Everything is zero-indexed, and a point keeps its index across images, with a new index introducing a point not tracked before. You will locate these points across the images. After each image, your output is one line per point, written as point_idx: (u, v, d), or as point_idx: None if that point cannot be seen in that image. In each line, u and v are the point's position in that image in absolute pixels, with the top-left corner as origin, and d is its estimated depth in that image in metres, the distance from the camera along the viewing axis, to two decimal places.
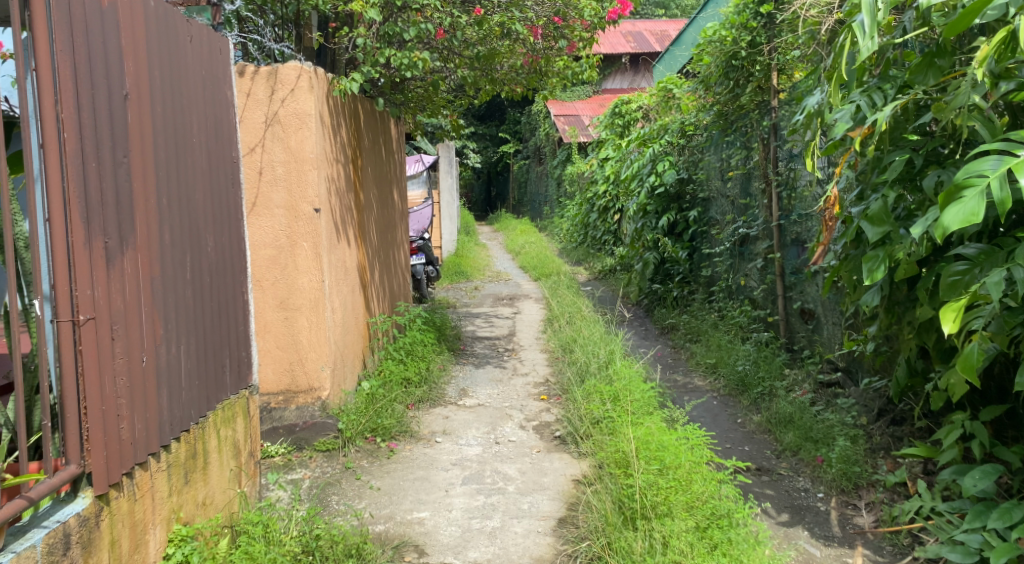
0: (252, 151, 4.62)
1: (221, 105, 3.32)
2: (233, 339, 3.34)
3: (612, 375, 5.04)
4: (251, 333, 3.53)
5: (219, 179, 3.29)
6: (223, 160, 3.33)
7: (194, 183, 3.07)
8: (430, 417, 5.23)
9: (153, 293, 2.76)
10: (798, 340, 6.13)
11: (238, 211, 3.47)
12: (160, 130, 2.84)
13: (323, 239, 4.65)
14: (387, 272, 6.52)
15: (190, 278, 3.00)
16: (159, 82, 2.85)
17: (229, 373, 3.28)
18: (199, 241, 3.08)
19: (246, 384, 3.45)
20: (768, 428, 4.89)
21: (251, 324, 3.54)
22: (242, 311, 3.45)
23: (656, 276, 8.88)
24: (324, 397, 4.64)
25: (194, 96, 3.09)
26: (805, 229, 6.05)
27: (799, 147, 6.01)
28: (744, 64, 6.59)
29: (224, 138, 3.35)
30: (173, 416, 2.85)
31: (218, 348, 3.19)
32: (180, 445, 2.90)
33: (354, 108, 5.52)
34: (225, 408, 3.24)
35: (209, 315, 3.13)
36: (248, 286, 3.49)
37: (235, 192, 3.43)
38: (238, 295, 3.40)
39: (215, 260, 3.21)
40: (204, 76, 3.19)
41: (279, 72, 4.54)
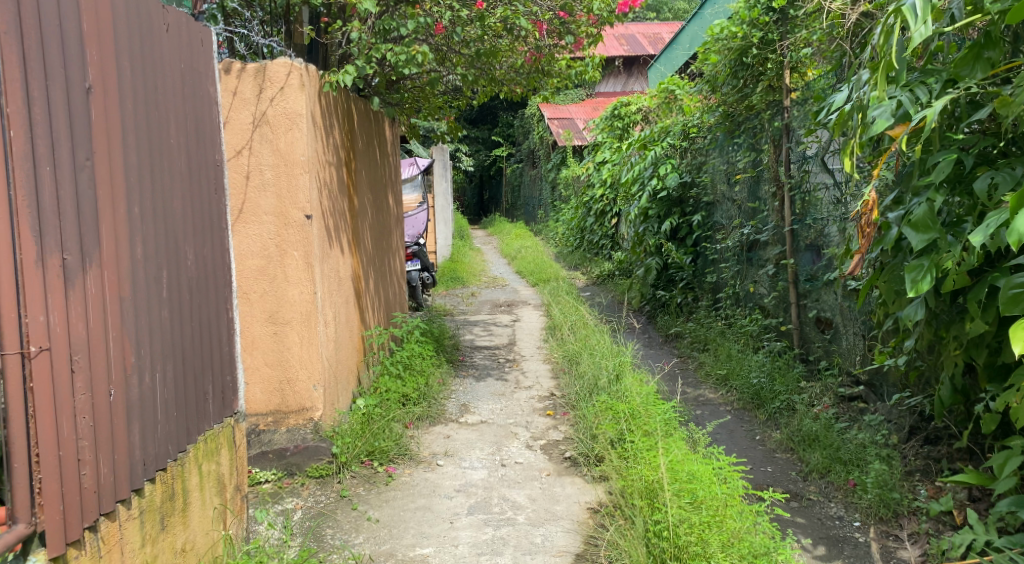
0: (239, 154, 4.30)
1: (203, 102, 3.00)
2: (217, 362, 3.02)
3: (624, 391, 4.72)
4: (238, 354, 3.21)
5: (201, 184, 2.97)
6: (205, 162, 3.01)
7: (172, 189, 2.75)
8: (430, 436, 4.92)
9: (122, 316, 2.44)
10: (813, 351, 5.82)
11: (223, 219, 3.15)
12: (130, 131, 2.53)
13: (315, 247, 4.34)
14: (383, 281, 6.21)
15: (167, 298, 2.69)
16: (129, 76, 2.53)
17: (211, 401, 2.96)
18: (177, 255, 2.76)
19: (232, 411, 3.13)
20: (790, 447, 4.59)
21: (238, 345, 3.22)
22: (228, 330, 3.13)
23: (659, 282, 8.59)
24: (317, 417, 4.32)
25: (171, 92, 2.77)
26: (820, 235, 5.75)
27: (814, 149, 5.72)
28: (755, 62, 6.28)
29: (205, 138, 3.02)
30: (147, 454, 2.53)
31: (200, 374, 2.87)
32: (155, 487, 2.58)
33: (348, 108, 5.21)
34: (208, 440, 2.92)
35: (189, 338, 2.81)
36: (236, 303, 3.17)
37: (218, 197, 3.10)
38: (223, 313, 3.08)
39: (197, 276, 2.90)
40: (183, 69, 2.87)
41: (268, 69, 4.22)
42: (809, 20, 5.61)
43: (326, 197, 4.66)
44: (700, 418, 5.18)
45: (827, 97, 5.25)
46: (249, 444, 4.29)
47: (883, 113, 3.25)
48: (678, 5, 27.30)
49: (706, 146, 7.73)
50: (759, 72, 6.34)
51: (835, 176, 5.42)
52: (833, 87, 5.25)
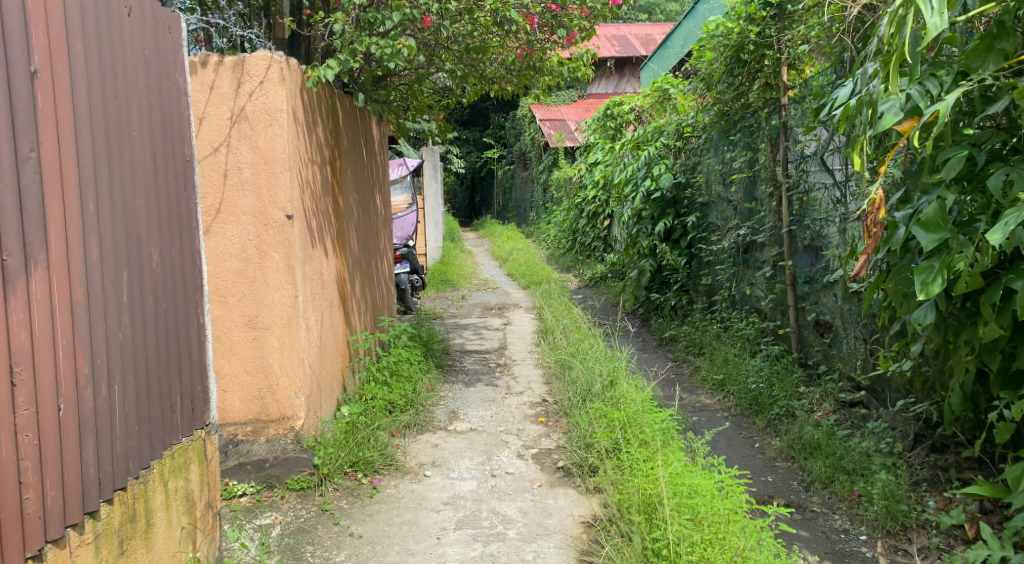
0: (216, 151, 4.12)
1: (171, 92, 2.81)
2: (186, 372, 2.84)
3: (619, 397, 4.55)
4: (210, 362, 3.03)
5: (169, 181, 2.78)
6: (173, 156, 2.82)
7: (135, 186, 2.57)
8: (417, 445, 4.74)
9: (73, 321, 2.27)
10: (813, 354, 5.66)
11: (194, 217, 2.96)
12: (86, 124, 2.35)
13: (296, 249, 4.16)
14: (369, 284, 6.02)
15: (128, 304, 2.51)
16: (83, 62, 2.35)
17: (179, 413, 2.78)
18: (140, 257, 2.58)
19: (203, 423, 2.94)
20: (791, 456, 4.42)
21: (209, 352, 3.04)
22: (199, 337, 2.95)
23: (652, 285, 8.42)
24: (299, 426, 4.13)
25: (134, 80, 2.59)
26: (819, 236, 5.58)
27: (813, 147, 5.58)
28: (752, 59, 6.12)
29: (173, 130, 2.83)
30: (102, 472, 2.35)
31: (166, 384, 2.69)
32: (114, 508, 2.40)
33: (332, 104, 5.04)
34: (175, 455, 2.74)
35: (154, 346, 2.63)
36: (207, 307, 2.99)
37: (188, 194, 2.92)
38: (194, 318, 2.89)
39: (164, 279, 2.72)
40: (147, 56, 2.68)
41: (246, 62, 4.05)
42: (808, 15, 5.45)
43: (308, 196, 4.48)
44: (698, 426, 5.02)
45: (827, 94, 5.09)
46: (226, 456, 4.09)
47: (891, 107, 3.10)
48: (670, 7, 27.19)
49: (702, 146, 7.57)
50: (755, 69, 6.18)
51: (835, 175, 5.27)
52: (834, 84, 5.10)
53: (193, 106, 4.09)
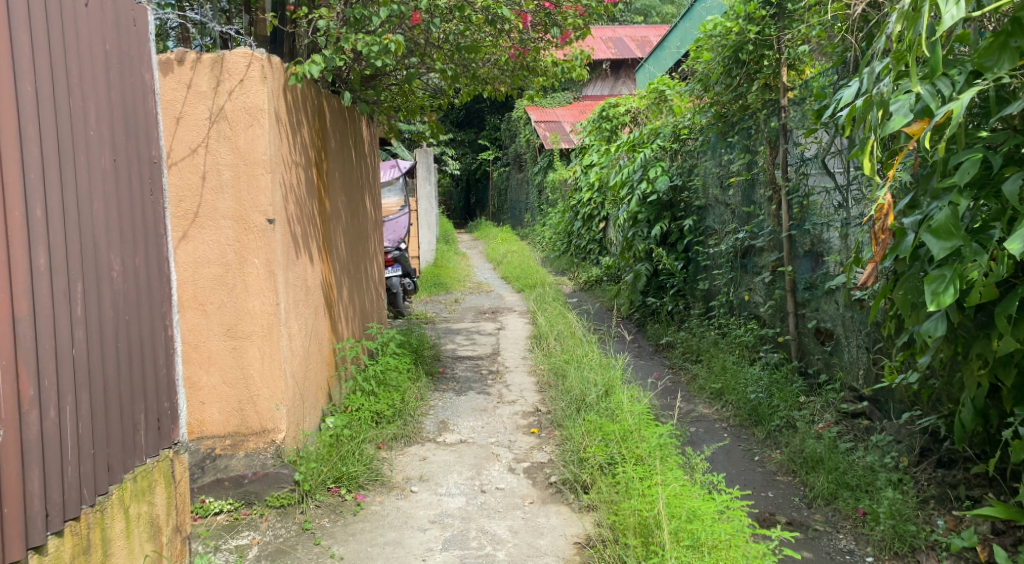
0: (194, 152, 3.95)
1: (134, 94, 2.74)
2: (152, 388, 2.78)
3: (614, 409, 4.39)
4: (180, 376, 2.97)
5: (133, 190, 2.72)
6: (138, 161, 2.76)
7: (93, 199, 2.52)
8: (405, 458, 4.58)
9: (15, 337, 2.23)
10: (813, 363, 5.50)
11: (163, 226, 2.90)
12: (33, 138, 2.30)
13: (278, 255, 3.99)
14: (358, 289, 5.87)
15: (82, 319, 2.47)
16: (31, 69, 2.30)
17: (144, 429, 2.73)
18: (98, 269, 2.53)
19: (171, 440, 2.89)
20: (792, 470, 4.26)
21: (180, 366, 2.98)
22: (167, 351, 2.89)
23: (648, 289, 8.26)
24: (280, 440, 3.97)
25: (91, 83, 2.52)
26: (821, 241, 5.42)
27: (814, 150, 5.42)
28: (752, 59, 5.97)
29: (139, 133, 2.76)
30: (51, 497, 2.33)
31: (128, 402, 2.64)
32: (63, 540, 2.39)
33: (318, 104, 4.89)
34: (138, 478, 2.71)
35: (114, 364, 2.58)
36: (177, 319, 2.93)
37: (156, 200, 2.86)
38: (161, 332, 2.84)
39: (127, 294, 2.66)
40: (107, 61, 2.61)
41: (226, 59, 3.88)
42: (808, 13, 5.29)
43: (292, 200, 4.31)
44: (695, 438, 4.85)
45: (829, 95, 4.94)
46: (203, 472, 3.92)
47: (900, 109, 2.95)
48: (667, 9, 27.05)
49: (699, 148, 7.41)
50: (754, 70, 6.03)
51: (837, 179, 5.11)
52: (838, 84, 4.93)
53: (169, 106, 3.92)
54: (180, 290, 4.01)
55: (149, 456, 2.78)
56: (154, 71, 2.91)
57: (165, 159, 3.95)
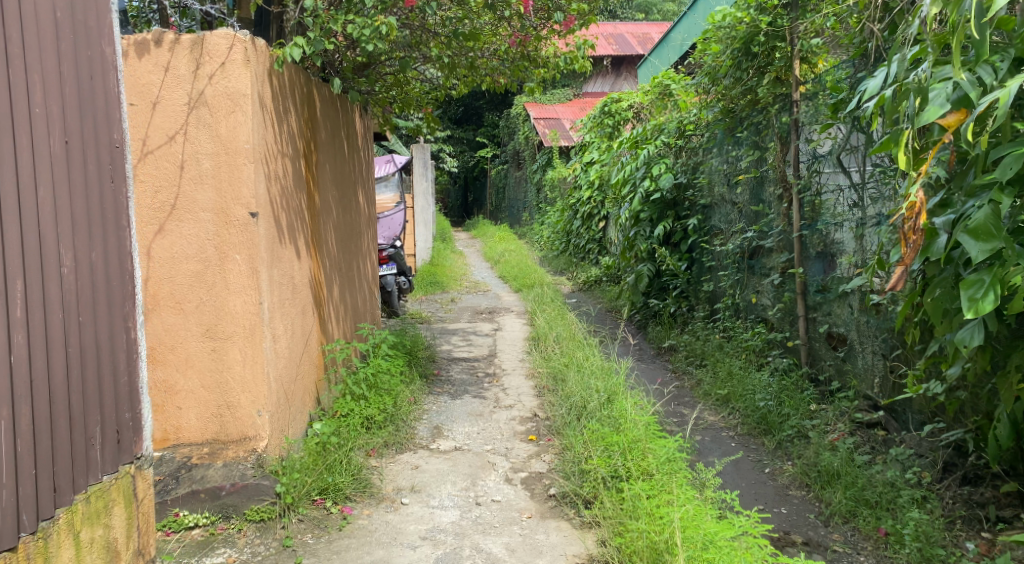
0: (173, 140, 3.75)
1: (90, 75, 2.60)
2: (109, 399, 2.64)
3: (619, 419, 4.13)
4: (145, 384, 2.83)
5: (89, 182, 2.57)
6: (95, 148, 2.61)
7: (40, 193, 2.38)
8: (396, 467, 4.33)
9: None
10: (824, 369, 5.25)
11: (125, 218, 2.75)
12: None
13: (261, 250, 3.78)
14: (351, 289, 5.65)
15: (23, 322, 2.33)
16: None
17: (98, 443, 2.59)
18: (43, 267, 2.39)
19: (132, 455, 2.75)
20: (805, 484, 4.00)
21: (146, 372, 2.83)
22: (130, 356, 2.74)
23: (650, 290, 8.01)
24: (262, 448, 3.76)
25: (35, 64, 2.38)
26: (835, 242, 5.15)
27: (827, 146, 5.18)
28: (763, 52, 5.71)
29: (96, 117, 2.61)
30: None
31: (80, 413, 2.50)
32: None
33: (308, 93, 4.67)
34: (93, 499, 2.58)
35: (63, 371, 2.45)
36: (140, 321, 2.79)
37: (115, 190, 2.70)
38: (122, 335, 2.70)
39: (80, 295, 2.52)
40: (59, 43, 2.47)
41: (206, 41, 3.69)
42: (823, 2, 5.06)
43: (279, 193, 4.09)
44: (702, 448, 4.60)
45: (846, 89, 4.69)
46: (178, 483, 3.64)
47: (935, 97, 2.71)
48: (668, 6, 26.87)
49: (704, 145, 7.16)
50: (764, 63, 5.77)
51: (851, 177, 4.88)
52: (860, 76, 4.60)
53: (146, 90, 3.72)
54: (157, 287, 3.79)
55: (106, 473, 2.65)
56: (117, 52, 2.74)
57: (142, 147, 3.74)
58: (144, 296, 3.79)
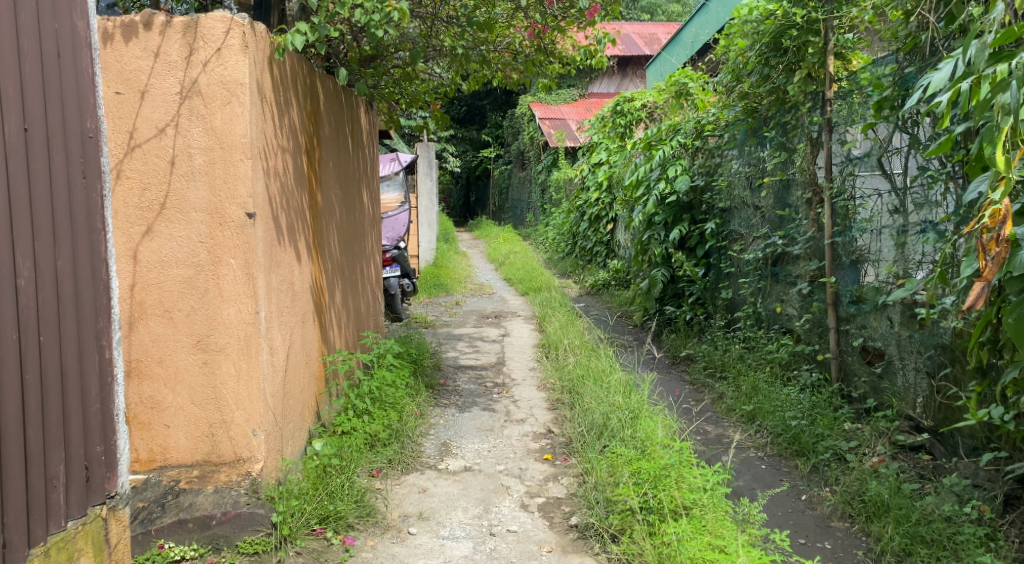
0: (163, 132, 3.43)
1: (57, 73, 2.45)
2: (75, 432, 2.51)
3: (648, 445, 3.79)
4: (120, 411, 2.67)
5: (54, 186, 2.43)
6: (64, 149, 2.46)
7: None
8: (402, 489, 4.01)
9: None
10: (857, 386, 4.91)
11: (99, 227, 2.59)
12: None
13: (258, 255, 3.47)
14: (354, 294, 5.30)
15: None
16: None
17: (59, 486, 2.46)
18: None
19: (103, 494, 2.60)
20: (849, 515, 3.67)
21: (123, 398, 2.68)
22: (103, 381, 2.60)
23: (665, 296, 7.64)
24: (256, 472, 3.45)
25: None
26: (871, 250, 4.80)
27: (865, 147, 4.84)
28: (795, 47, 5.32)
29: (63, 116, 2.46)
30: None
31: (37, 450, 2.38)
32: None
33: (312, 85, 4.35)
34: (53, 552, 2.46)
35: (15, 404, 2.33)
36: (116, 340, 2.63)
37: (87, 196, 2.54)
38: (90, 358, 2.55)
39: (40, 314, 2.40)
40: (15, 26, 2.32)
41: (200, 24, 3.37)
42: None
43: (279, 191, 3.76)
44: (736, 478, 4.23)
45: (890, 86, 4.38)
46: (163, 511, 3.31)
47: None
48: (673, 8, 26.52)
49: (724, 146, 6.80)
50: (795, 59, 5.36)
51: (892, 180, 4.56)
52: (908, 75, 4.30)
53: (134, 78, 3.39)
54: (144, 295, 3.46)
55: (71, 518, 2.52)
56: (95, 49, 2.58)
57: (129, 140, 3.41)
58: (130, 304, 3.46)
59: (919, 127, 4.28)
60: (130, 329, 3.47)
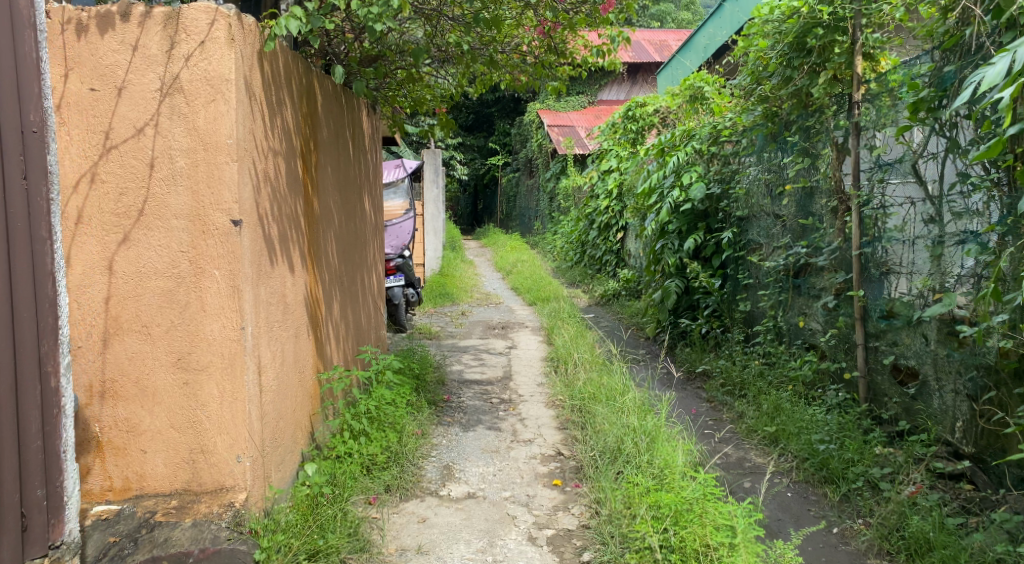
0: (141, 133, 3.16)
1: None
2: (9, 476, 2.50)
3: (670, 483, 3.50)
4: (68, 447, 2.67)
5: None
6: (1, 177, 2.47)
7: None
8: (400, 519, 3.72)
9: None
10: (887, 407, 4.60)
11: (47, 256, 2.60)
12: None
13: (244, 266, 3.20)
14: (353, 305, 5.02)
15: None
16: None
17: None
18: None
19: (43, 542, 2.60)
20: (887, 552, 3.47)
21: (71, 432, 2.69)
22: (47, 415, 2.60)
23: (680, 308, 7.33)
24: (240, 503, 3.20)
25: None
26: (904, 261, 4.48)
27: (897, 152, 4.54)
28: (820, 47, 5.01)
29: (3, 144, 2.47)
30: None
31: None
32: None
33: (308, 84, 4.09)
34: None
35: None
36: (63, 371, 2.64)
37: (31, 225, 2.55)
38: (33, 391, 2.55)
39: None
40: None
41: (182, 14, 3.10)
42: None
43: (270, 197, 3.50)
44: (768, 516, 3.89)
45: (927, 86, 4.09)
46: (136, 548, 3.01)
47: None
48: (682, 15, 26.20)
49: (742, 152, 6.49)
50: (818, 60, 5.05)
51: (930, 188, 4.26)
52: (947, 75, 4.01)
53: (110, 73, 3.12)
54: (120, 308, 3.19)
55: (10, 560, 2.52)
56: (46, 82, 2.62)
57: (104, 140, 3.14)
58: (105, 318, 3.19)
59: (959, 130, 4.00)
60: (105, 346, 3.20)
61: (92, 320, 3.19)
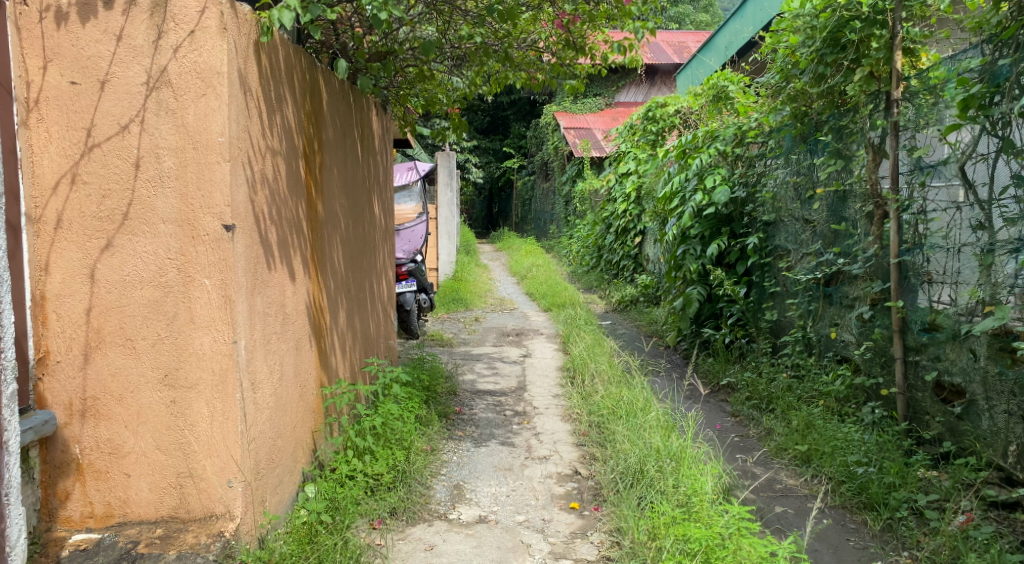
0: (127, 130, 2.91)
1: None
2: None
3: (707, 521, 3.23)
4: (10, 488, 2.35)
5: None
6: None
7: None
8: (405, 547, 3.45)
9: None
10: (928, 426, 4.29)
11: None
12: None
13: (237, 274, 2.95)
14: (362, 313, 4.76)
15: None
16: None
17: None
18: None
19: None
20: None
21: (14, 471, 2.36)
22: None
23: (702, 316, 7.03)
24: (231, 532, 2.95)
25: None
26: (946, 271, 4.17)
27: (941, 153, 4.23)
28: (856, 41, 4.70)
29: None
30: None
31: None
32: None
33: (312, 80, 3.83)
34: None
35: None
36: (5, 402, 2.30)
37: None
38: None
39: None
40: None
41: (170, 2, 2.86)
42: None
43: (267, 199, 3.24)
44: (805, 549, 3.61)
45: (977, 82, 3.84)
46: None
47: None
48: (702, 17, 25.81)
49: (768, 154, 6.19)
50: (854, 56, 4.75)
51: (980, 192, 3.95)
52: (1000, 69, 3.75)
53: (93, 65, 2.88)
54: (102, 320, 2.94)
55: None
56: None
57: (86, 138, 2.89)
58: (87, 331, 2.94)
59: (1013, 129, 3.73)
60: (86, 361, 2.95)
61: (73, 333, 2.94)
